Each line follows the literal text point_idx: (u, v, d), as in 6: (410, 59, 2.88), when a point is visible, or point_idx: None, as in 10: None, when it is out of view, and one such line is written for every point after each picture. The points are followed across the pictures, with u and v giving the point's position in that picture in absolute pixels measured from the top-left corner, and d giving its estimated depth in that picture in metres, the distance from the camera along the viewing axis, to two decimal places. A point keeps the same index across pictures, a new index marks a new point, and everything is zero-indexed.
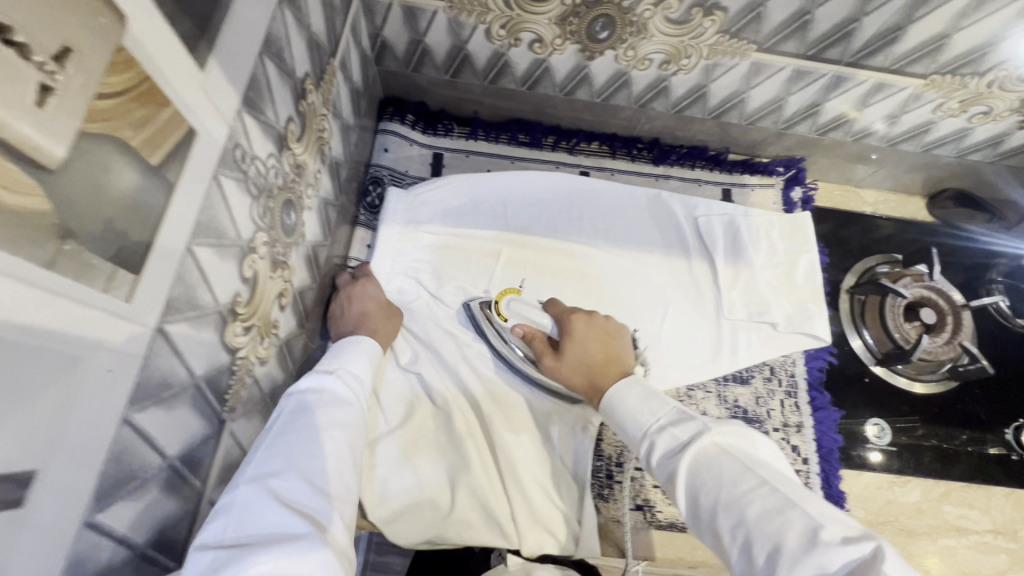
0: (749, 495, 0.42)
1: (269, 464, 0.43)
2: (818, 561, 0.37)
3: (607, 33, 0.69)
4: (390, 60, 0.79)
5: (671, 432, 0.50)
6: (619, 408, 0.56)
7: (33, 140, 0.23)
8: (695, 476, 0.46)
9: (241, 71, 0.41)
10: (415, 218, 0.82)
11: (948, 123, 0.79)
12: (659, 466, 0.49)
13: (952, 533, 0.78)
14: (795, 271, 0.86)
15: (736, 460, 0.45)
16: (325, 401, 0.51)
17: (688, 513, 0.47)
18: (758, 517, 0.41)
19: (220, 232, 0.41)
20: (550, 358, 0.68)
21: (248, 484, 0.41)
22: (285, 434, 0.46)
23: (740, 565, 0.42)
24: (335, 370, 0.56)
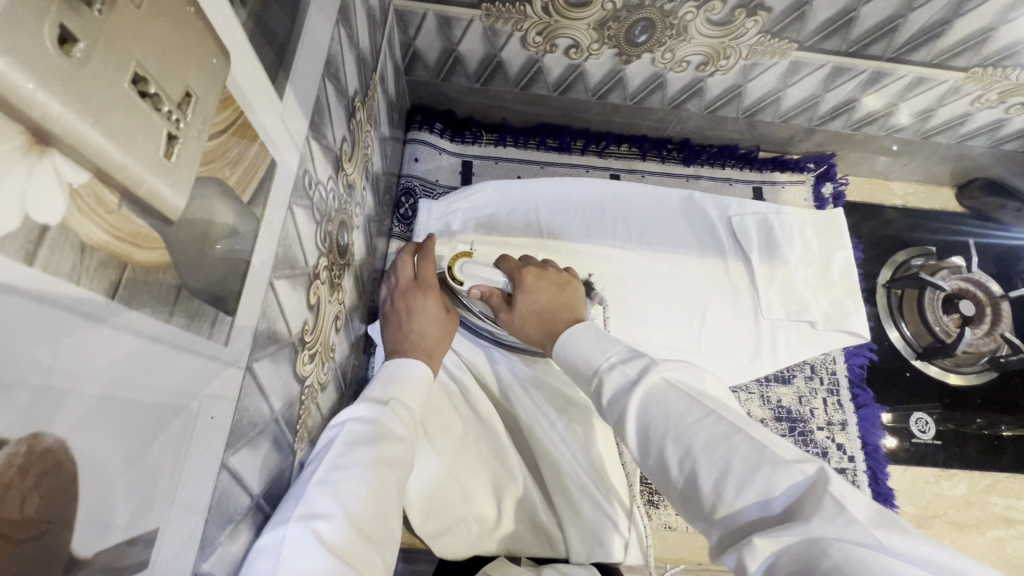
0: (695, 425, 0.40)
1: (319, 503, 0.42)
2: (763, 487, 0.36)
3: (645, 37, 0.68)
4: (420, 70, 0.77)
5: (622, 368, 0.48)
6: (570, 350, 0.53)
7: (161, 193, 0.22)
8: (644, 410, 0.44)
9: (307, 97, 0.40)
10: (449, 228, 0.82)
11: (984, 115, 0.78)
12: (609, 401, 0.47)
13: (1001, 524, 0.78)
14: (831, 268, 0.86)
15: (684, 393, 0.43)
16: (377, 436, 0.49)
17: (634, 447, 0.44)
18: (704, 447, 0.39)
19: (292, 262, 0.40)
20: (504, 313, 0.66)
21: (295, 522, 0.39)
22: (336, 469, 0.45)
23: (687, 495, 0.40)
24: (387, 400, 0.54)
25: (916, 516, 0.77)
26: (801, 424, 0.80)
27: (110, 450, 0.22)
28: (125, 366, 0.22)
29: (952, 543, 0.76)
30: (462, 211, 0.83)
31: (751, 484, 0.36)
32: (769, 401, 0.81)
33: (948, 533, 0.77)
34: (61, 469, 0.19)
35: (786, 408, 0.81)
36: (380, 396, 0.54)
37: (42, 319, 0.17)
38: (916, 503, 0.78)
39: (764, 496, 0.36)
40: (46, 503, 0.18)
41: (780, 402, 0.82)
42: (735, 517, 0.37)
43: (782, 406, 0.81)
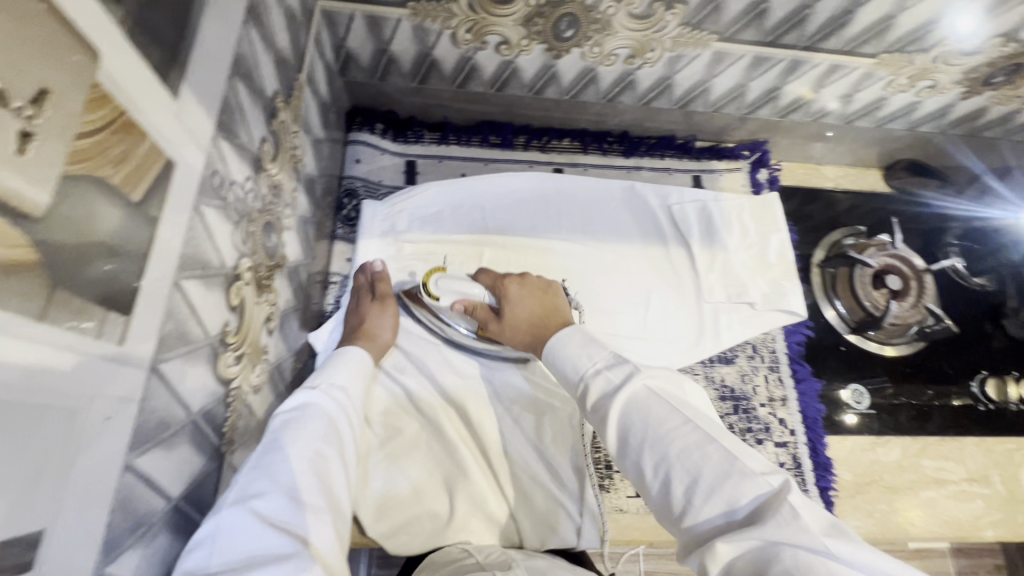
0: (672, 433, 0.43)
1: (253, 486, 0.43)
2: (729, 498, 0.39)
3: (572, 32, 0.70)
4: (355, 70, 0.77)
5: (607, 375, 0.49)
6: (558, 353, 0.54)
7: (18, 188, 0.23)
8: (625, 416, 0.46)
9: (212, 97, 0.40)
10: (394, 228, 0.82)
11: (898, 99, 0.83)
12: (594, 404, 0.49)
13: (933, 485, 0.82)
14: (768, 251, 0.89)
15: (664, 401, 0.45)
16: (310, 418, 0.50)
17: (614, 450, 0.47)
18: (679, 455, 0.42)
19: (205, 262, 0.40)
20: (493, 324, 0.69)
21: (229, 505, 0.41)
22: (268, 453, 0.46)
23: (659, 496, 0.43)
24: (321, 385, 0.55)
25: (854, 482, 0.81)
26: (744, 402, 0.83)
27: None
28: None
29: (888, 506, 0.80)
30: (407, 211, 0.83)
31: (720, 494, 0.39)
32: (713, 381, 0.83)
33: (884, 496, 0.81)
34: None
35: (730, 387, 0.84)
36: (315, 382, 0.56)
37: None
38: (854, 470, 0.82)
39: (730, 506, 0.39)
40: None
41: (724, 382, 0.84)
42: (702, 525, 0.39)
43: (726, 385, 0.84)
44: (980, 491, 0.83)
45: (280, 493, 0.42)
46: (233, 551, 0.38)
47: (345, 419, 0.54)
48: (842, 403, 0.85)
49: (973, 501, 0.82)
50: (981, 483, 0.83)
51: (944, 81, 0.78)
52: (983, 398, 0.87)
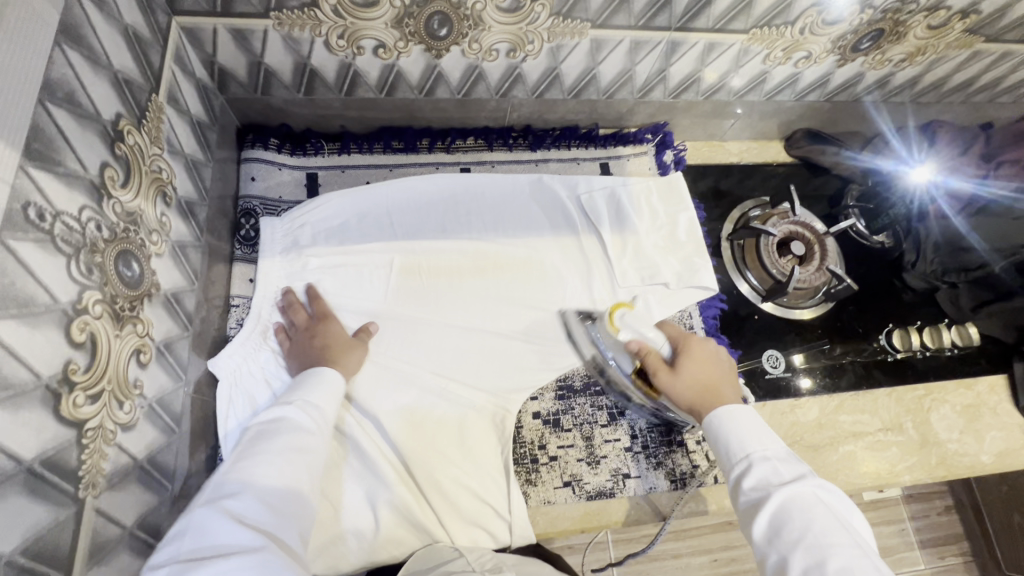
0: (841, 550, 0.47)
1: (226, 489, 0.49)
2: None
3: (446, 30, 0.69)
4: (234, 86, 0.75)
5: (774, 468, 0.55)
6: (726, 429, 0.61)
7: None
8: (785, 509, 0.51)
9: (14, 125, 0.37)
10: (296, 243, 0.79)
11: (779, 71, 0.86)
12: (753, 486, 0.55)
13: (851, 439, 0.85)
14: (677, 230, 0.91)
15: (835, 519, 0.50)
16: (282, 429, 0.56)
17: (758, 536, 0.51)
18: (839, 568, 0.46)
19: (22, 300, 0.38)
20: (665, 372, 0.69)
21: (205, 506, 0.47)
22: (243, 460, 0.52)
23: None
24: (296, 399, 0.60)
25: None
26: None
27: None
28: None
29: (809, 464, 0.83)
30: (309, 223, 0.81)
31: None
32: None
33: (806, 456, 0.83)
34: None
35: None
36: (291, 396, 0.60)
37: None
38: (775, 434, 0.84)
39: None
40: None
41: None
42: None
43: None
44: (894, 439, 0.86)
45: (245, 496, 0.48)
46: (204, 543, 0.45)
47: (319, 431, 0.58)
48: (798, 367, 0.89)
49: (889, 450, 0.85)
50: (895, 431, 0.87)
51: (817, 51, 0.82)
52: (892, 348, 0.92)
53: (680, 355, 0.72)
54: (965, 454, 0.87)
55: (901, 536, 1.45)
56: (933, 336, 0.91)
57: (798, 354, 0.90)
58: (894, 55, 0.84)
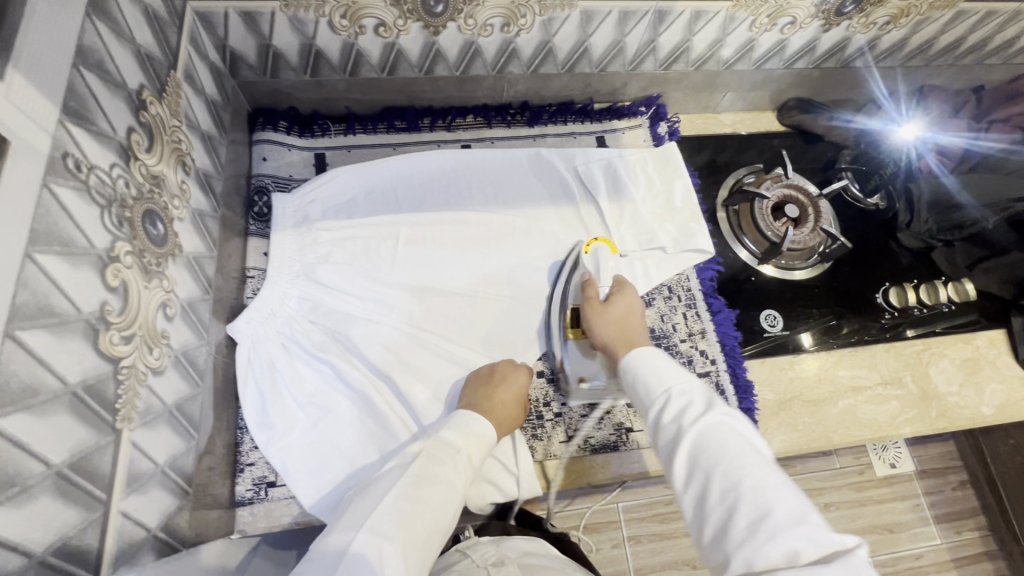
0: (747, 470, 0.50)
1: (388, 525, 0.52)
2: (791, 544, 0.44)
3: (442, 7, 0.73)
4: (245, 69, 0.80)
5: (688, 403, 0.58)
6: (639, 374, 0.64)
7: None
8: (699, 443, 0.54)
9: (54, 84, 0.42)
10: (307, 218, 0.83)
11: (766, 38, 0.88)
12: (670, 421, 0.58)
13: (851, 393, 0.87)
14: (673, 197, 0.93)
15: (741, 440, 0.53)
16: (436, 476, 0.58)
17: (679, 473, 0.54)
18: (755, 488, 0.49)
19: (65, 239, 0.42)
20: (595, 307, 0.76)
21: (367, 535, 0.50)
22: (400, 498, 0.55)
23: (718, 520, 0.49)
24: (455, 443, 0.63)
25: (776, 401, 0.85)
26: (664, 340, 0.86)
27: None
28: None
29: (810, 418, 0.85)
30: (319, 200, 0.85)
31: (783, 535, 0.45)
32: None
33: (806, 411, 0.85)
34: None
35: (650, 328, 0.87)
36: (449, 437, 0.63)
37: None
38: (775, 389, 0.86)
39: (790, 551, 0.44)
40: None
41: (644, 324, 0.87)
42: (757, 559, 0.45)
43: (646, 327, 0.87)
44: (894, 393, 0.88)
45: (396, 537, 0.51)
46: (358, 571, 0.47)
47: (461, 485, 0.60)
48: (811, 347, 0.89)
49: (888, 403, 0.87)
50: (895, 385, 0.88)
51: (801, 16, 0.84)
52: (889, 306, 0.94)
53: (617, 295, 0.78)
54: (966, 407, 0.88)
55: (916, 512, 1.42)
56: (929, 294, 0.93)
57: (807, 334, 0.90)
58: (878, 17, 0.87)
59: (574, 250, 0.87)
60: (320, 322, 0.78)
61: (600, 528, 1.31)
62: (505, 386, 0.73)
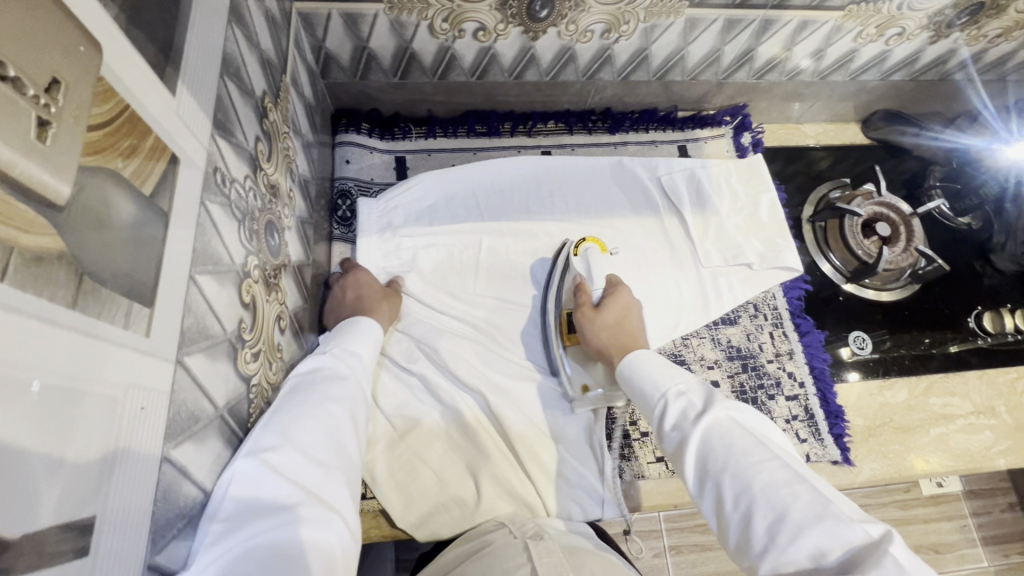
0: (758, 466, 0.43)
1: (269, 439, 0.41)
2: (817, 542, 0.38)
3: (546, 12, 0.71)
4: (336, 71, 0.78)
5: (688, 404, 0.51)
6: (635, 376, 0.58)
7: (44, 179, 0.23)
8: (707, 444, 0.47)
9: (208, 94, 0.41)
10: (391, 224, 0.82)
11: (869, 49, 0.85)
12: (674, 427, 0.51)
13: (942, 421, 0.84)
14: (759, 212, 0.90)
15: (749, 436, 0.46)
16: (321, 381, 0.48)
17: (690, 478, 0.48)
18: (768, 488, 0.42)
19: (216, 258, 0.41)
20: (588, 311, 0.71)
21: (243, 457, 0.39)
22: (282, 412, 0.44)
23: (738, 530, 0.43)
24: (333, 351, 0.53)
25: (866, 427, 0.83)
26: (751, 360, 0.84)
27: (15, 436, 0.22)
28: (11, 344, 0.21)
29: (900, 446, 0.82)
30: (401, 206, 0.83)
31: (805, 534, 0.38)
32: (719, 342, 0.84)
33: (896, 438, 0.82)
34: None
35: (736, 347, 0.85)
36: (334, 350, 0.53)
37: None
38: (864, 415, 0.84)
39: (816, 550, 0.38)
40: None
41: (730, 342, 0.85)
42: (783, 566, 0.39)
43: (732, 345, 0.85)
44: (987, 423, 0.84)
45: (296, 452, 0.41)
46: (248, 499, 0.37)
47: (356, 381, 0.51)
48: (845, 362, 0.87)
49: (982, 433, 0.83)
50: (987, 415, 0.85)
51: (910, 27, 0.81)
52: (981, 332, 0.90)
53: (609, 296, 0.74)
54: None
55: (963, 533, 1.36)
56: None
57: (841, 351, 0.87)
58: (990, 30, 0.83)
59: (565, 248, 0.81)
60: (406, 331, 0.76)
61: (641, 537, 1.26)
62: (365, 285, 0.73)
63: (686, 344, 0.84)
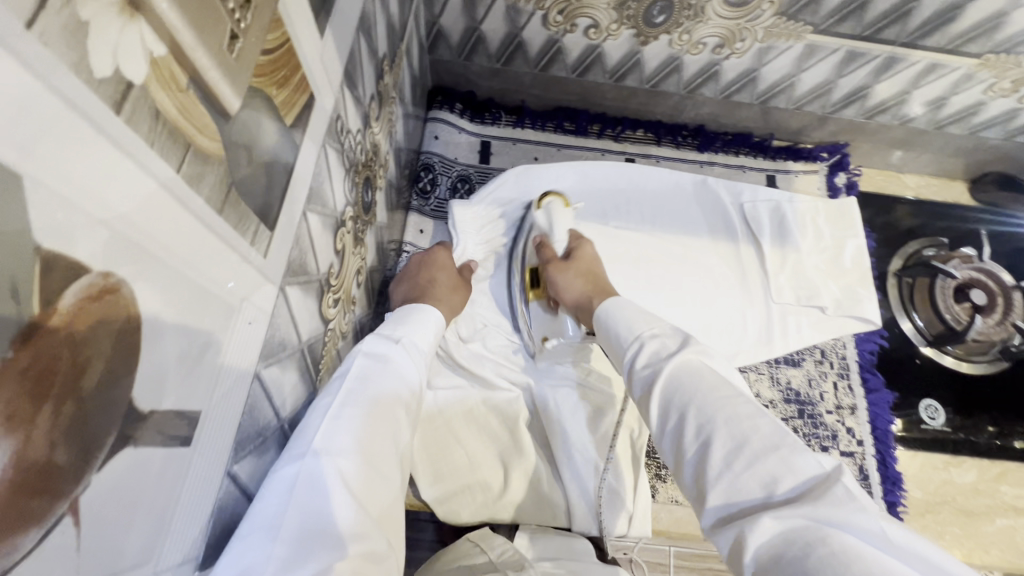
0: (724, 400, 0.40)
1: (336, 440, 0.38)
2: (771, 472, 0.35)
3: (664, 18, 0.70)
4: (443, 48, 0.80)
5: (662, 342, 0.47)
6: (613, 318, 0.53)
7: (221, 88, 0.24)
8: (673, 381, 0.43)
9: (346, 44, 0.42)
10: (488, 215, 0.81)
11: (997, 104, 0.81)
12: (645, 366, 0.46)
13: (1011, 513, 0.78)
14: (842, 256, 0.84)
15: (717, 375, 0.43)
16: (388, 375, 0.46)
17: (653, 418, 0.43)
18: (730, 419, 0.38)
19: (324, 200, 0.42)
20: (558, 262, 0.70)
21: (311, 456, 0.36)
22: (353, 406, 0.41)
23: (694, 463, 0.39)
24: (399, 339, 0.51)
25: (925, 501, 0.78)
26: (809, 407, 0.81)
27: (161, 321, 0.23)
28: (174, 235, 0.23)
29: (960, 529, 0.77)
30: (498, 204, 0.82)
31: (762, 463, 0.35)
32: (778, 382, 0.82)
33: (957, 520, 0.77)
34: (116, 321, 0.20)
35: (795, 391, 0.82)
36: (402, 337, 0.52)
37: (97, 157, 0.18)
38: (925, 488, 0.79)
39: (768, 480, 0.35)
40: (95, 343, 0.19)
41: (790, 384, 0.82)
42: (736, 496, 0.35)
43: (791, 388, 0.82)
44: None
45: (364, 463, 0.38)
46: (314, 506, 0.34)
47: (416, 381, 0.49)
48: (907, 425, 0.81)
49: None
50: None
51: None
52: None
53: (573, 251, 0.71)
54: None
55: None
56: None
57: (896, 419, 0.81)
58: None
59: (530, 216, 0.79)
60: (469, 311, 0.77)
61: None
62: (442, 269, 0.72)
63: (742, 376, 0.82)
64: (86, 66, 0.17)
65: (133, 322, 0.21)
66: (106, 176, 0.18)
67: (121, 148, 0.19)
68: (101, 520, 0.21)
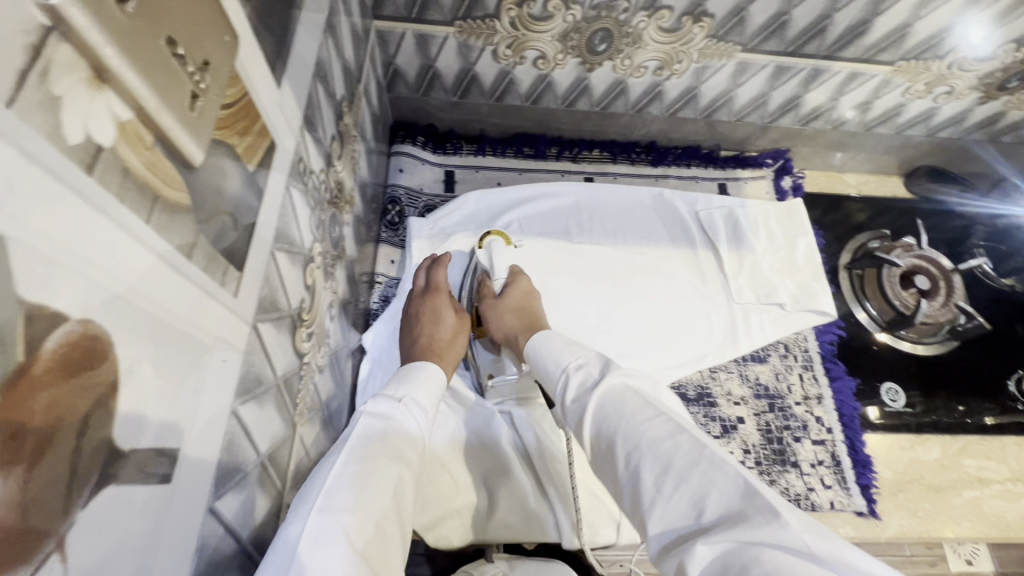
0: (644, 423, 0.40)
1: (339, 500, 0.38)
2: (699, 494, 0.35)
3: (605, 46, 0.75)
4: (401, 85, 0.84)
5: (584, 372, 0.48)
6: (542, 351, 0.55)
7: (185, 143, 0.26)
8: (601, 411, 0.44)
9: (303, 90, 0.45)
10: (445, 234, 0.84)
11: (916, 104, 0.89)
12: (573, 402, 0.47)
13: (976, 484, 0.82)
14: (795, 254, 0.89)
15: (641, 396, 0.43)
16: (391, 431, 0.47)
17: (591, 452, 0.44)
18: (654, 441, 0.39)
19: (291, 239, 0.44)
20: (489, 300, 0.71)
21: (315, 516, 0.37)
22: (356, 463, 0.42)
23: (630, 488, 0.39)
24: (402, 397, 0.51)
25: (895, 481, 0.81)
26: (779, 401, 0.84)
27: (139, 362, 0.24)
28: (146, 280, 0.24)
29: (931, 505, 0.80)
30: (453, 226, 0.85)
31: (689, 482, 0.36)
32: (747, 379, 0.85)
33: (927, 496, 0.81)
34: (91, 362, 0.21)
35: (765, 386, 0.85)
36: (402, 392, 0.52)
37: (73, 215, 0.20)
38: (893, 468, 0.82)
39: (697, 500, 0.35)
40: (75, 390, 0.20)
41: (758, 380, 0.85)
42: (671, 520, 0.36)
43: (760, 383, 0.85)
44: None
45: (366, 519, 0.38)
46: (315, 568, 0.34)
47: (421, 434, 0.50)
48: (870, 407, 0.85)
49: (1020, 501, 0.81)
50: None
51: (960, 86, 0.85)
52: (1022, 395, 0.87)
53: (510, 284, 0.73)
54: None
55: None
56: None
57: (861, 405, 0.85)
58: None
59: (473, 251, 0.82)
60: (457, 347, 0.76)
61: None
62: (441, 320, 0.70)
63: (713, 377, 0.85)
64: (59, 134, 0.19)
65: (109, 366, 0.22)
66: (81, 231, 0.20)
67: (95, 206, 0.21)
68: (86, 557, 0.22)
